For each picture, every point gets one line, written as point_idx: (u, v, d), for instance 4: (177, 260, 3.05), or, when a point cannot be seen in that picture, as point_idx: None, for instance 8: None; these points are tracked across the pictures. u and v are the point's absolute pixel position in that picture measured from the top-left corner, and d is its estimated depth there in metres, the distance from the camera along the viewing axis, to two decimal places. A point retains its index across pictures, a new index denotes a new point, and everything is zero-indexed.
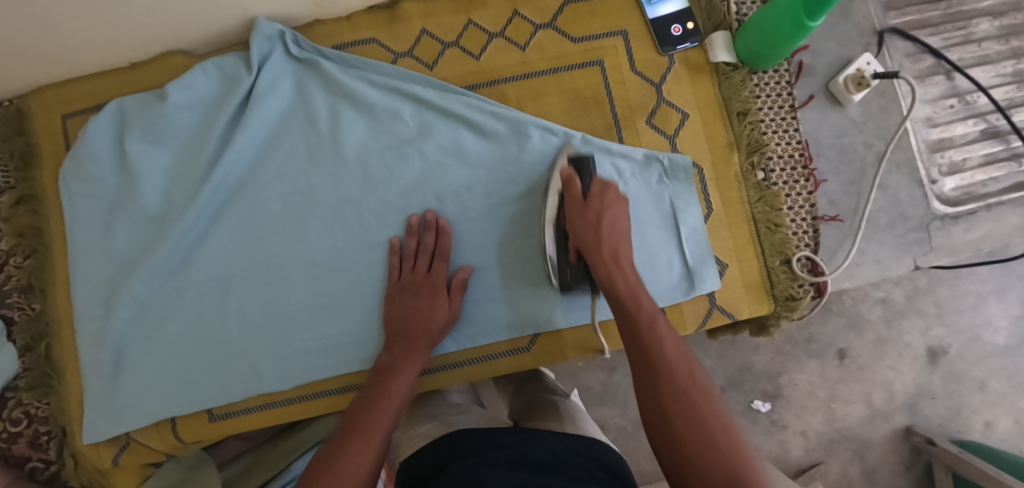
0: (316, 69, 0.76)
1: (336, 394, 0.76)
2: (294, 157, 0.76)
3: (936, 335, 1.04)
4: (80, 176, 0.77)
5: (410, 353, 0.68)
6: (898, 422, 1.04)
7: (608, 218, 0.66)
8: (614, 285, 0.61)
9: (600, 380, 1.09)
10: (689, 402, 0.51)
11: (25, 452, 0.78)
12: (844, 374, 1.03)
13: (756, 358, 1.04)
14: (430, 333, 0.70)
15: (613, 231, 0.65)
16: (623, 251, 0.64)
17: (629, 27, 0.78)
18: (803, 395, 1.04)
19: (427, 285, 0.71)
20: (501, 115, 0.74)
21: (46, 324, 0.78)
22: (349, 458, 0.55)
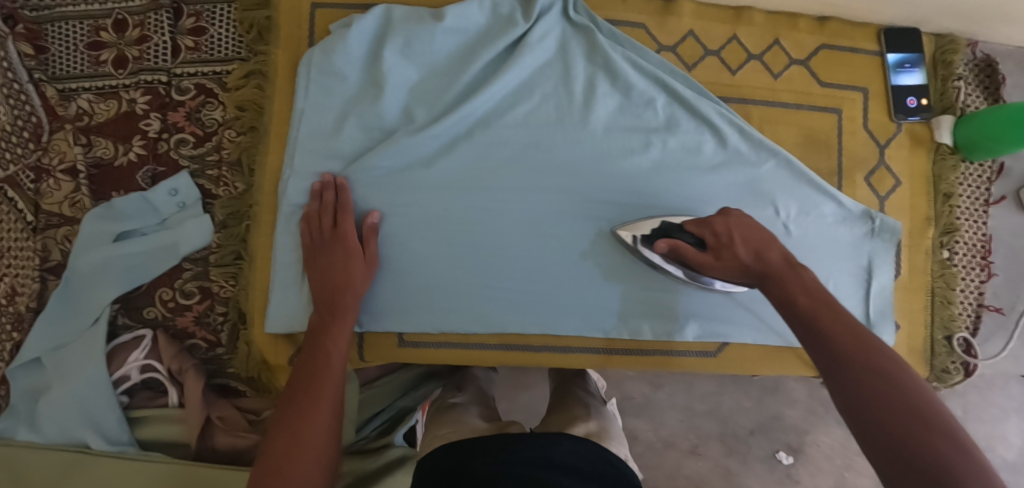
0: (587, 36, 0.77)
1: (531, 351, 0.77)
2: (542, 112, 0.77)
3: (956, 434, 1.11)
4: (323, 67, 0.74)
5: (336, 310, 0.67)
6: None
7: (755, 246, 0.61)
8: (794, 297, 0.55)
9: (642, 393, 1.09)
10: (873, 395, 0.46)
11: (189, 327, 0.76)
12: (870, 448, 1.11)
13: (791, 411, 1.10)
14: (354, 285, 0.68)
15: (756, 244, 0.61)
16: (775, 255, 0.60)
17: (870, 85, 0.82)
18: (821, 458, 1.10)
19: (316, 230, 0.70)
20: (746, 134, 0.78)
21: (247, 206, 0.75)
22: (297, 433, 0.57)
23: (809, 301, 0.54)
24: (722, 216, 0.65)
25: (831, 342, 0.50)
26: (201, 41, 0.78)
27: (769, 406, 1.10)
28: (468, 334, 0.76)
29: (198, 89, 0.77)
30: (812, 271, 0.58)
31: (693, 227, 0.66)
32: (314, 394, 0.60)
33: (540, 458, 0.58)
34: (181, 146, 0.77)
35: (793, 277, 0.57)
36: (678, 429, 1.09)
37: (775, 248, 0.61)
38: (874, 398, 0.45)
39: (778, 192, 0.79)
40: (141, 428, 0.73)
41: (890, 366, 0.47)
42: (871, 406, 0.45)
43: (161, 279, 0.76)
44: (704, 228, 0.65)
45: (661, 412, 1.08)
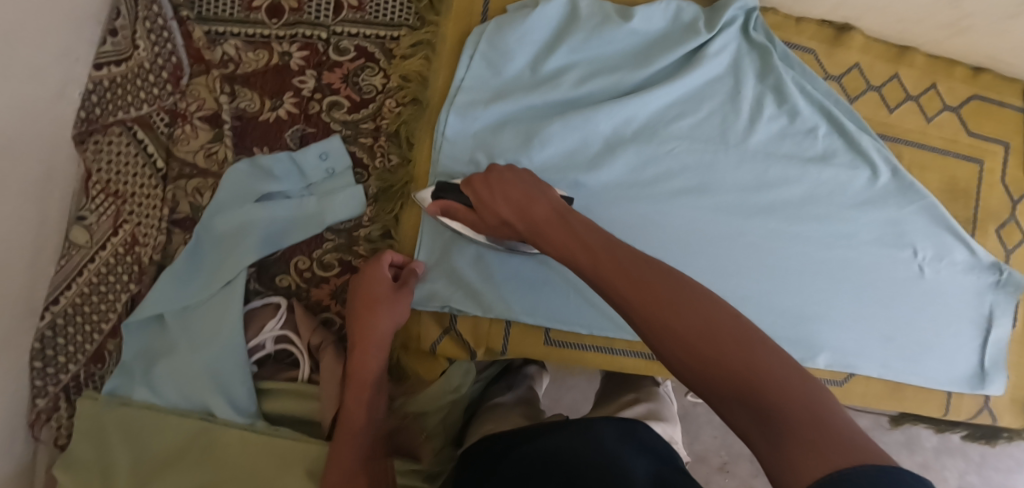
0: (761, 54, 0.76)
1: None
2: (707, 124, 0.76)
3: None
4: (498, 48, 0.72)
5: (373, 317, 0.67)
6: None
7: (502, 197, 0.59)
8: (573, 250, 0.52)
9: (684, 405, 1.10)
10: (673, 333, 0.42)
11: (324, 300, 0.72)
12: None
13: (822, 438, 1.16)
14: (389, 309, 0.67)
15: (523, 208, 0.57)
16: (540, 211, 0.56)
17: (1011, 140, 0.84)
18: None
19: (380, 301, 0.67)
20: (898, 174, 0.79)
21: (402, 181, 0.72)
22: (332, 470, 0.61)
23: (575, 253, 0.51)
24: (484, 173, 0.62)
25: (621, 292, 0.46)
26: (366, 1, 0.74)
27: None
28: (615, 339, 0.74)
29: (358, 52, 0.74)
30: (583, 217, 0.55)
31: (466, 183, 0.63)
32: (349, 430, 0.64)
33: (574, 445, 0.56)
34: (333, 109, 0.73)
35: (557, 229, 0.54)
36: (712, 445, 1.09)
37: (515, 184, 0.59)
38: (688, 331, 0.42)
39: (918, 235, 0.80)
40: (269, 401, 0.69)
41: (684, 298, 0.43)
42: (684, 349, 0.42)
43: (299, 247, 0.72)
44: (469, 188, 0.62)
45: (699, 426, 1.08)
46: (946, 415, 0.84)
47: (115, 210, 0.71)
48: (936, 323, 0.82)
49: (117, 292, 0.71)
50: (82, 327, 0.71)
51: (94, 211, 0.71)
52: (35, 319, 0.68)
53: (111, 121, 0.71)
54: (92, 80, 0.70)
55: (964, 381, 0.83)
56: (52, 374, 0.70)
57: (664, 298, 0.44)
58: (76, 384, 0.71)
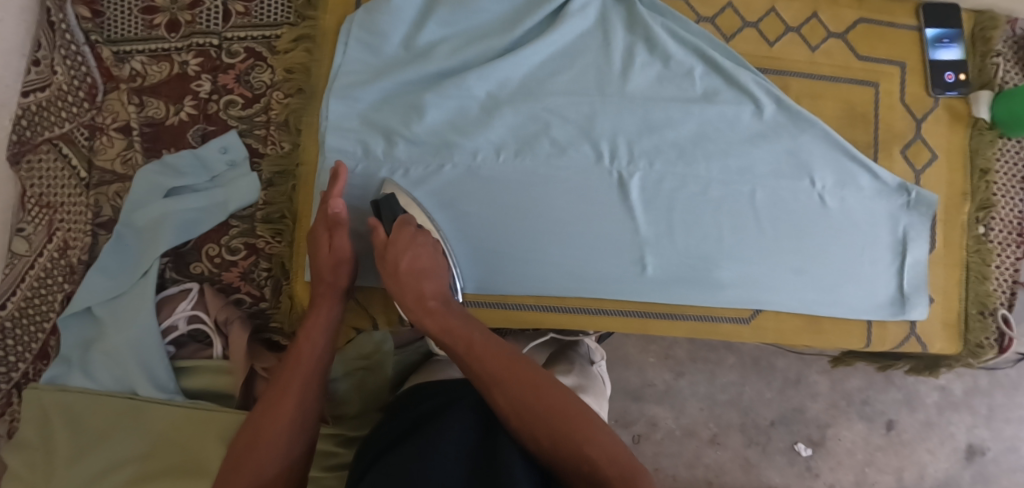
0: (627, 6, 0.79)
1: (574, 312, 0.78)
2: (581, 78, 0.78)
3: (981, 434, 1.23)
4: (370, 29, 0.77)
5: (317, 301, 0.70)
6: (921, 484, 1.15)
7: (410, 283, 0.68)
8: (453, 338, 0.64)
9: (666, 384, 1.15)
10: (536, 410, 0.57)
11: (234, 282, 0.77)
12: (886, 442, 1.23)
13: (813, 404, 1.23)
14: (325, 280, 0.71)
15: (403, 287, 0.68)
16: (429, 290, 0.69)
17: (908, 60, 0.83)
18: (843, 452, 1.23)
19: (323, 278, 0.71)
20: (784, 105, 0.78)
21: (294, 164, 0.77)
22: (275, 420, 0.62)
23: (453, 341, 0.64)
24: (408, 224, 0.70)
25: (497, 402, 0.58)
26: (251, 6, 0.80)
27: (792, 398, 1.23)
28: (508, 294, 0.78)
29: (248, 53, 0.80)
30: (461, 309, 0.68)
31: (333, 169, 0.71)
32: (264, 425, 0.61)
33: (479, 424, 0.58)
34: (230, 107, 0.79)
35: (433, 318, 0.67)
36: None
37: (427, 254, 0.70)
38: (559, 428, 0.55)
39: (817, 163, 0.79)
40: (186, 378, 0.75)
41: (542, 393, 0.58)
42: (540, 441, 0.55)
43: (209, 236, 0.78)
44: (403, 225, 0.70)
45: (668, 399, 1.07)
46: (869, 347, 0.82)
47: (48, 219, 0.78)
48: (852, 253, 0.80)
49: (54, 293, 0.78)
50: (27, 328, 0.78)
51: (30, 223, 0.78)
52: None
53: (40, 141, 0.78)
54: (22, 107, 0.77)
55: (883, 310, 0.81)
56: (3, 372, 0.77)
57: (539, 400, 0.57)
58: (26, 380, 0.79)
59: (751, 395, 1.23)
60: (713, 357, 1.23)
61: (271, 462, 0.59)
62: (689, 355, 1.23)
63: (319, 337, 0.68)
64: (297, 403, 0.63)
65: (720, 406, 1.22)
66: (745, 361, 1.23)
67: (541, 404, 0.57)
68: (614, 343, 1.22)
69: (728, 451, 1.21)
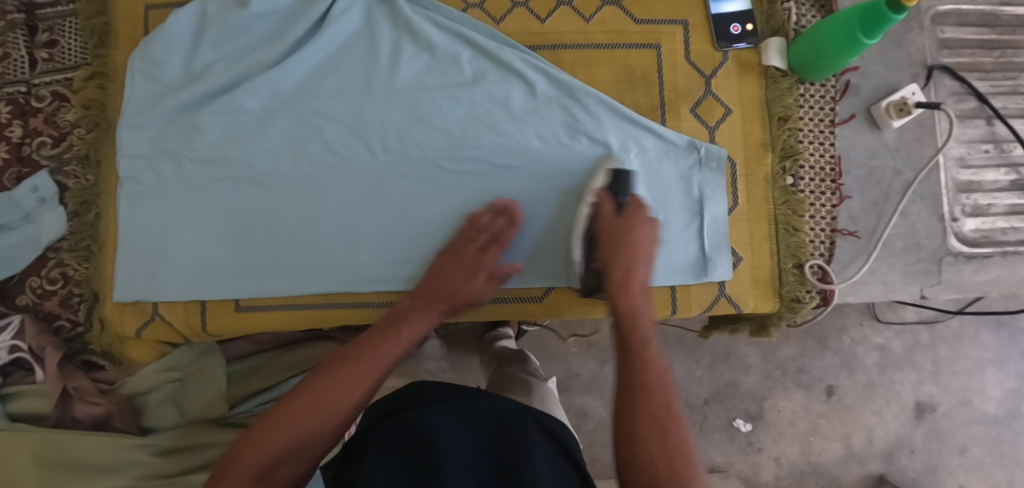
0: (389, 4, 0.80)
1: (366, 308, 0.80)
2: (349, 80, 0.79)
3: (928, 391, 1.17)
4: (147, 58, 0.81)
5: (432, 305, 0.71)
6: (872, 468, 1.16)
7: (624, 260, 0.70)
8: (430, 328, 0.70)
9: (589, 369, 1.17)
10: (647, 423, 0.56)
11: (55, 309, 0.82)
12: (828, 410, 1.16)
13: (746, 377, 1.16)
14: (467, 295, 0.73)
15: (437, 295, 0.72)
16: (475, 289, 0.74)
17: (689, 16, 0.81)
18: (784, 423, 1.17)
19: (473, 294, 0.74)
20: (555, 78, 0.78)
21: (96, 195, 0.82)
22: (331, 392, 0.60)
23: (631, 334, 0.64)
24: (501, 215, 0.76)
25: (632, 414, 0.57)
26: (54, 53, 0.86)
27: (723, 374, 1.16)
28: (297, 295, 0.80)
29: (54, 96, 0.85)
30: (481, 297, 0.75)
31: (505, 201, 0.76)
32: (308, 400, 0.59)
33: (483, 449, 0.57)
34: (41, 147, 0.84)
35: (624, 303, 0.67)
36: None
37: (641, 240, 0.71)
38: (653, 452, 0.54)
39: (595, 132, 0.78)
40: (12, 403, 0.79)
41: (651, 392, 0.58)
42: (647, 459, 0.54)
43: (32, 269, 0.83)
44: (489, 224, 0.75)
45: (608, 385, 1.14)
46: (674, 313, 0.79)
47: None
48: (644, 219, 0.78)
49: None
50: None
51: None
52: None
53: None
54: None
55: (685, 273, 0.78)
56: None
57: (655, 406, 0.57)
58: None
59: (681, 375, 1.17)
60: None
61: (317, 429, 0.58)
62: (611, 340, 1.18)
63: (420, 332, 0.69)
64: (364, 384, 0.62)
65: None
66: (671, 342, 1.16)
67: (661, 411, 0.57)
68: (535, 336, 1.18)
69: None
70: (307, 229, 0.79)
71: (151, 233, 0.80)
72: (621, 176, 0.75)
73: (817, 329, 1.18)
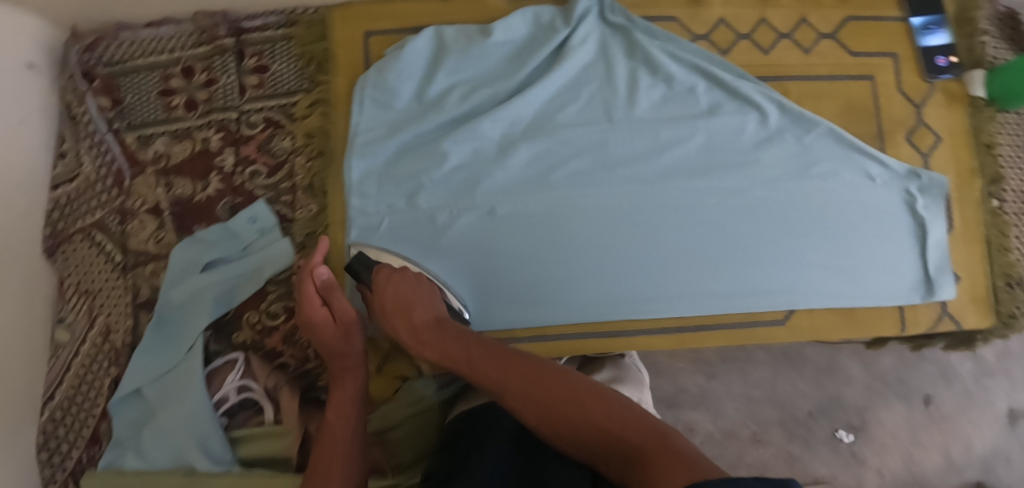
0: (624, 35, 0.81)
1: (604, 338, 0.79)
2: (589, 110, 0.81)
3: (1020, 399, 1.14)
4: (378, 86, 0.80)
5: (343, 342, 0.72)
6: (971, 476, 1.12)
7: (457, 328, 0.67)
8: (449, 351, 0.61)
9: (697, 384, 1.10)
10: (574, 404, 0.52)
11: (278, 346, 0.79)
12: (928, 420, 1.12)
13: (849, 389, 1.12)
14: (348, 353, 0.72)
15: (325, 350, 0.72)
16: (419, 319, 0.66)
17: (899, 50, 0.86)
18: (886, 435, 1.12)
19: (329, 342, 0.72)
20: (787, 109, 0.81)
21: (323, 226, 0.79)
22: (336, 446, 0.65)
23: (459, 347, 0.61)
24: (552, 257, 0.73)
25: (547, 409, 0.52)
26: (264, 78, 0.83)
27: (827, 386, 1.12)
28: (546, 324, 0.79)
29: (267, 122, 0.82)
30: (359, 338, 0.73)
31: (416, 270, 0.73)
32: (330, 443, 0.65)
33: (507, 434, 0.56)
34: (255, 177, 0.81)
35: (449, 342, 0.62)
36: (737, 418, 1.10)
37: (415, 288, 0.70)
38: (604, 430, 0.50)
39: (825, 160, 0.82)
40: (243, 447, 0.74)
41: (539, 371, 0.55)
42: (591, 438, 0.50)
43: (248, 304, 0.80)
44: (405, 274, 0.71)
45: (719, 401, 1.08)
46: (904, 331, 0.82)
47: (88, 306, 0.79)
48: (873, 243, 0.82)
49: (101, 378, 0.78)
50: (77, 415, 0.78)
51: (70, 311, 0.79)
52: (36, 416, 0.75)
53: (73, 231, 0.80)
54: (53, 199, 0.79)
55: (912, 294, 0.82)
56: (59, 462, 0.76)
57: (549, 379, 0.54)
58: (81, 467, 0.77)
59: (786, 389, 1.11)
60: (742, 354, 1.11)
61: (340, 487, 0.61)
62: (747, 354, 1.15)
63: (354, 374, 0.71)
64: (346, 432, 0.66)
65: (757, 403, 1.11)
66: (775, 354, 1.11)
67: (557, 385, 0.54)
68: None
69: (771, 449, 1.10)
70: (554, 258, 0.79)
71: None
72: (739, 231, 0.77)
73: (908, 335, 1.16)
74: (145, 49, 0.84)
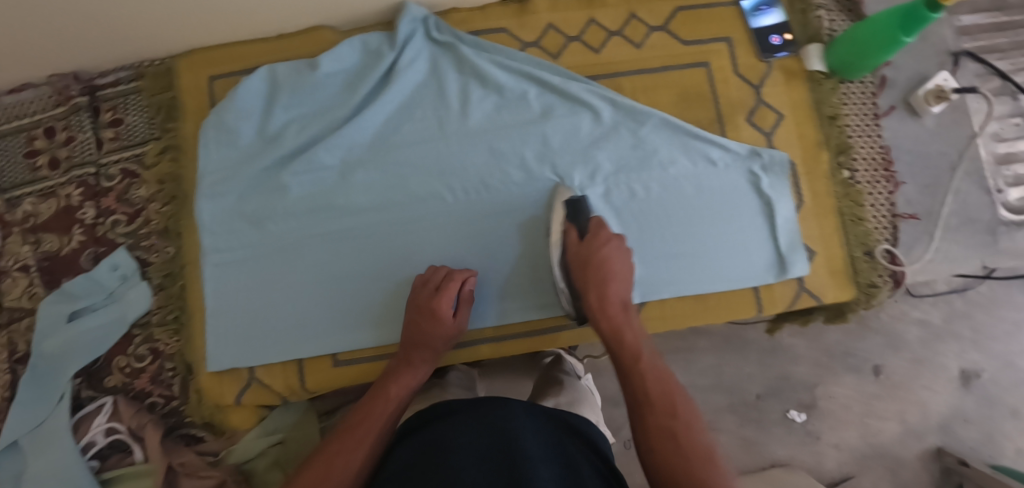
0: (452, 51, 0.83)
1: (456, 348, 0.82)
2: (425, 127, 0.83)
3: (972, 358, 1.11)
4: (220, 126, 0.83)
5: (412, 363, 0.70)
6: (931, 442, 1.10)
7: (596, 286, 0.69)
8: (621, 338, 0.65)
9: None
10: (669, 427, 0.56)
11: (146, 387, 0.81)
12: (880, 390, 1.10)
13: (797, 367, 1.11)
14: (427, 346, 0.71)
15: (426, 343, 0.71)
16: (430, 341, 0.71)
17: (732, 34, 0.86)
18: (840, 409, 1.11)
19: (430, 343, 0.71)
20: (618, 104, 0.82)
21: (179, 266, 0.83)
22: (332, 464, 0.58)
23: (621, 352, 0.64)
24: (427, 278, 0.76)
25: (653, 448, 0.56)
26: (120, 131, 0.87)
27: (773, 367, 1.11)
28: (398, 340, 0.81)
29: (123, 173, 0.86)
30: (438, 325, 0.72)
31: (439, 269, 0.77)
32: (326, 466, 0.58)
33: (484, 437, 0.52)
34: (116, 226, 0.85)
35: (628, 332, 0.65)
36: None
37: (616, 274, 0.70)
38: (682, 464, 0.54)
39: (663, 150, 0.82)
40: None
41: (656, 390, 0.59)
42: (677, 467, 0.53)
43: (117, 349, 0.82)
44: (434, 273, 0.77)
45: None
46: (761, 312, 0.82)
47: None
48: (720, 227, 0.82)
49: None
50: None
51: None
52: None
53: None
54: None
55: (766, 273, 0.82)
56: None
57: (659, 401, 0.58)
58: None
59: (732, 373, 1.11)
60: (684, 344, 1.10)
61: None
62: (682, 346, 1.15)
63: (410, 376, 0.69)
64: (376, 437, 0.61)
65: (702, 392, 1.10)
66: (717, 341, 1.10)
67: (672, 412, 0.57)
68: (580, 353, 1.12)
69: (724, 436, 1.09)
70: (402, 274, 0.81)
71: (246, 297, 0.81)
72: (577, 204, 0.78)
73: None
74: (9, 114, 0.88)
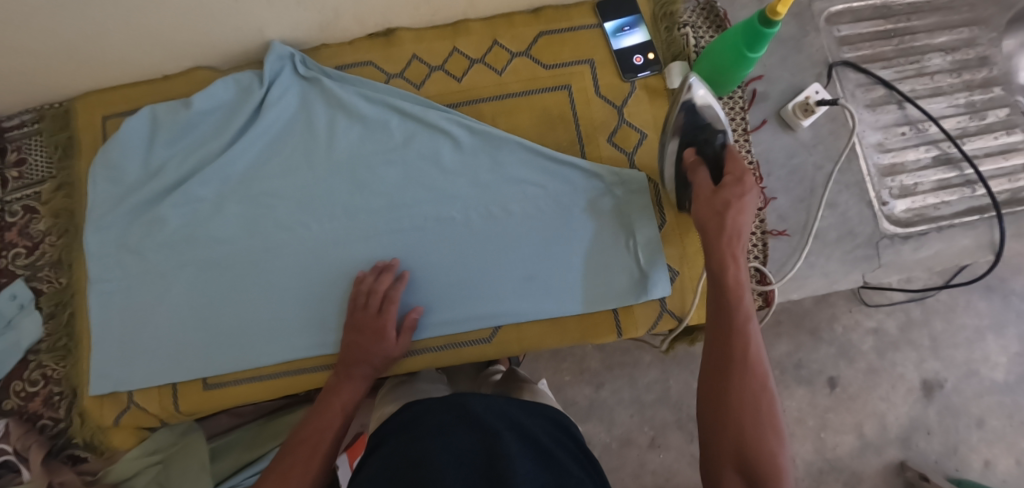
0: (319, 85, 0.87)
1: (313, 372, 0.83)
2: (292, 157, 0.86)
3: (931, 368, 1.13)
4: (106, 164, 0.87)
5: (351, 378, 0.74)
6: (892, 456, 1.10)
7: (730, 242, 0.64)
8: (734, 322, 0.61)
9: (586, 395, 1.11)
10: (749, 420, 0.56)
11: (39, 409, 0.87)
12: (833, 402, 1.11)
13: None
14: (371, 361, 0.75)
15: (360, 359, 0.75)
16: (373, 354, 0.75)
17: (595, 55, 0.87)
18: (792, 423, 1.11)
19: (370, 359, 0.75)
20: (476, 130, 0.84)
21: (70, 296, 0.88)
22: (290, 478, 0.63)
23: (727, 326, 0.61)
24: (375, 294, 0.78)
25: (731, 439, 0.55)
26: (23, 170, 0.93)
27: None
28: (261, 364, 0.83)
29: (25, 210, 0.92)
30: (383, 343, 0.76)
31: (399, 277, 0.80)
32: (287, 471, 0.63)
33: (467, 433, 0.56)
34: (17, 258, 0.90)
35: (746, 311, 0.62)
36: (631, 424, 1.10)
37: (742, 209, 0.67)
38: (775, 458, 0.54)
39: (520, 173, 0.84)
40: None
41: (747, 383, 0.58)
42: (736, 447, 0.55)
43: (15, 374, 0.88)
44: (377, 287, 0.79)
45: (609, 410, 1.10)
46: (622, 335, 0.82)
47: None
48: (576, 250, 0.82)
49: None
50: None
51: None
52: None
53: None
54: None
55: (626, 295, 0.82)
56: None
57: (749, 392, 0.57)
58: None
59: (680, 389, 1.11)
60: (629, 358, 1.12)
61: None
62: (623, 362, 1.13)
63: (351, 388, 0.73)
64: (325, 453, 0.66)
65: (650, 407, 1.11)
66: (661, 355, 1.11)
67: (754, 405, 0.57)
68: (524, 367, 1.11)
69: (671, 452, 1.09)
70: (268, 300, 0.84)
71: (125, 324, 0.84)
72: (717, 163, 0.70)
73: (807, 320, 1.14)
74: None
